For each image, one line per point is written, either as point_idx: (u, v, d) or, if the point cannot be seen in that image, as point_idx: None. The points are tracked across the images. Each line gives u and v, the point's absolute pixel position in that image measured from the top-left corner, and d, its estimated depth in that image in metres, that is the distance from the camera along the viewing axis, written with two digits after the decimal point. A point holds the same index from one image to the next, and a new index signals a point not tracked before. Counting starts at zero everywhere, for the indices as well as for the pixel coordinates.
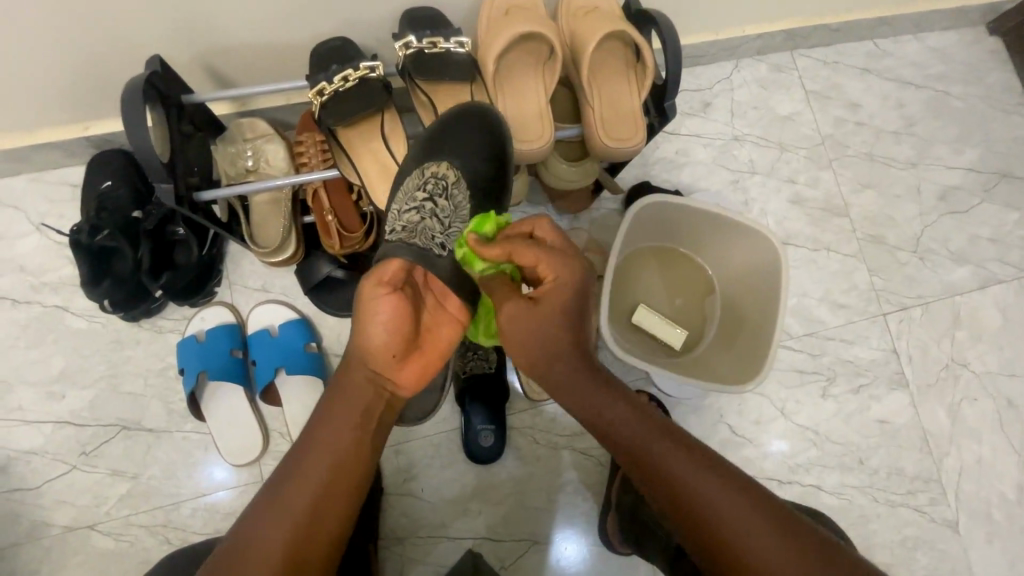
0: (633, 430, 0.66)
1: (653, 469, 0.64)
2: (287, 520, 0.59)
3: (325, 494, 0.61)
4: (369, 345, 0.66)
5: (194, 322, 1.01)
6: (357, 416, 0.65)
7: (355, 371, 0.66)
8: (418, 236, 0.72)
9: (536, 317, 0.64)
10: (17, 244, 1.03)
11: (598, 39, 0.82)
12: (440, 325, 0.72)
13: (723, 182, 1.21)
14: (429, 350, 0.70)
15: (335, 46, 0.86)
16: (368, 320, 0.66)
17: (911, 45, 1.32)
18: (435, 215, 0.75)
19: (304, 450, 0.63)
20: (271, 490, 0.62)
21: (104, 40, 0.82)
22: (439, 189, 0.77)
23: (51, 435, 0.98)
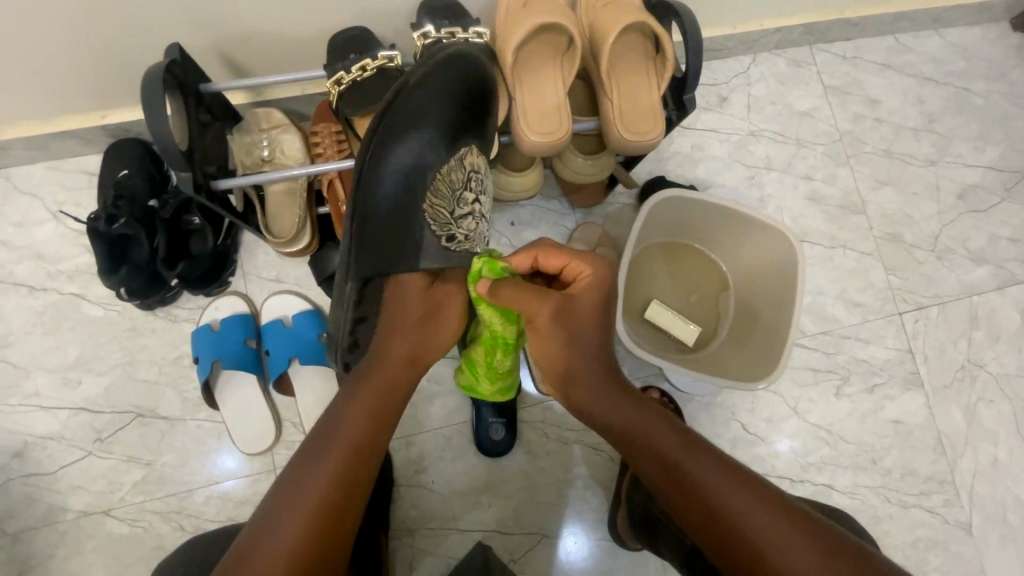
0: (662, 438, 0.67)
1: (675, 474, 0.66)
2: (316, 488, 0.61)
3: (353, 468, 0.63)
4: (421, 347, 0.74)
5: (209, 312, 1.02)
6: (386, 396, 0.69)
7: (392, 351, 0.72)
8: (478, 242, 0.82)
9: (575, 317, 0.69)
10: (34, 232, 1.04)
11: (619, 31, 0.80)
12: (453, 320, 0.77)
13: (739, 177, 1.20)
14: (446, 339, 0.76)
15: (353, 36, 0.86)
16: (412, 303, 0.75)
17: (933, 40, 1.30)
18: (482, 212, 0.84)
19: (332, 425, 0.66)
20: (301, 460, 0.63)
21: (123, 28, 0.82)
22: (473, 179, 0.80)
23: (67, 421, 0.99)
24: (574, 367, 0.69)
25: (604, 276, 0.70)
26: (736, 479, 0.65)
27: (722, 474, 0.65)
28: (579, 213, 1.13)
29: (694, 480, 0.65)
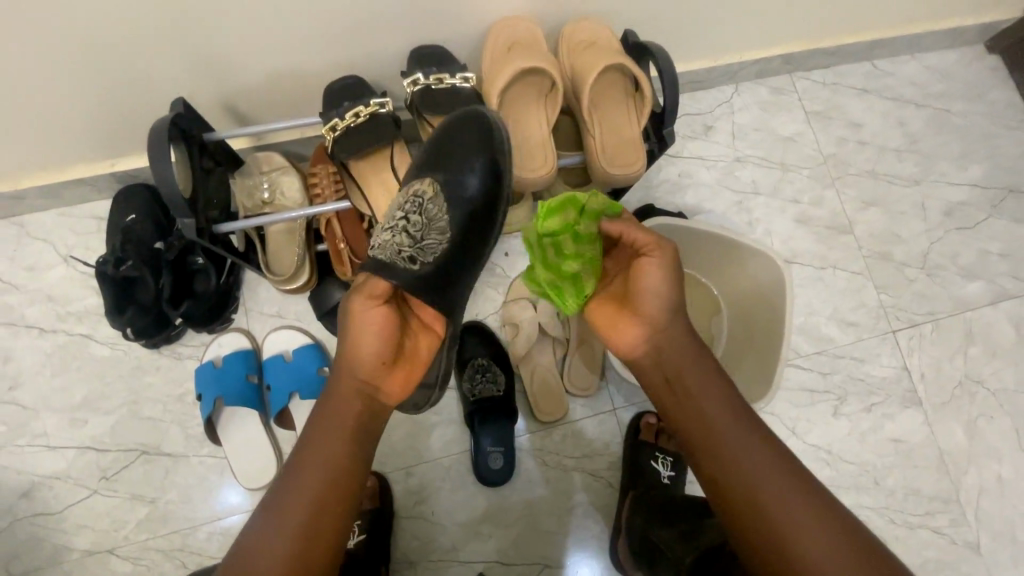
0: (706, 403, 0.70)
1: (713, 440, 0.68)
2: (285, 543, 0.61)
3: (314, 524, 0.62)
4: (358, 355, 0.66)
5: (212, 348, 1.04)
6: (347, 438, 0.65)
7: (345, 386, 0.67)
8: (386, 251, 0.71)
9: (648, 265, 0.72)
10: (45, 276, 1.08)
11: (598, 71, 0.85)
12: (419, 338, 0.73)
13: (727, 202, 1.23)
14: (415, 359, 0.71)
15: (347, 83, 0.91)
16: (355, 336, 0.66)
17: (910, 64, 1.34)
18: (407, 230, 0.73)
19: (290, 484, 0.63)
20: (262, 522, 0.62)
21: (133, 82, 0.88)
22: (416, 206, 0.75)
23: (74, 460, 1.01)
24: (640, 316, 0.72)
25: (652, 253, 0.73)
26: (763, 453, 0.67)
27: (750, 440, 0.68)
28: None
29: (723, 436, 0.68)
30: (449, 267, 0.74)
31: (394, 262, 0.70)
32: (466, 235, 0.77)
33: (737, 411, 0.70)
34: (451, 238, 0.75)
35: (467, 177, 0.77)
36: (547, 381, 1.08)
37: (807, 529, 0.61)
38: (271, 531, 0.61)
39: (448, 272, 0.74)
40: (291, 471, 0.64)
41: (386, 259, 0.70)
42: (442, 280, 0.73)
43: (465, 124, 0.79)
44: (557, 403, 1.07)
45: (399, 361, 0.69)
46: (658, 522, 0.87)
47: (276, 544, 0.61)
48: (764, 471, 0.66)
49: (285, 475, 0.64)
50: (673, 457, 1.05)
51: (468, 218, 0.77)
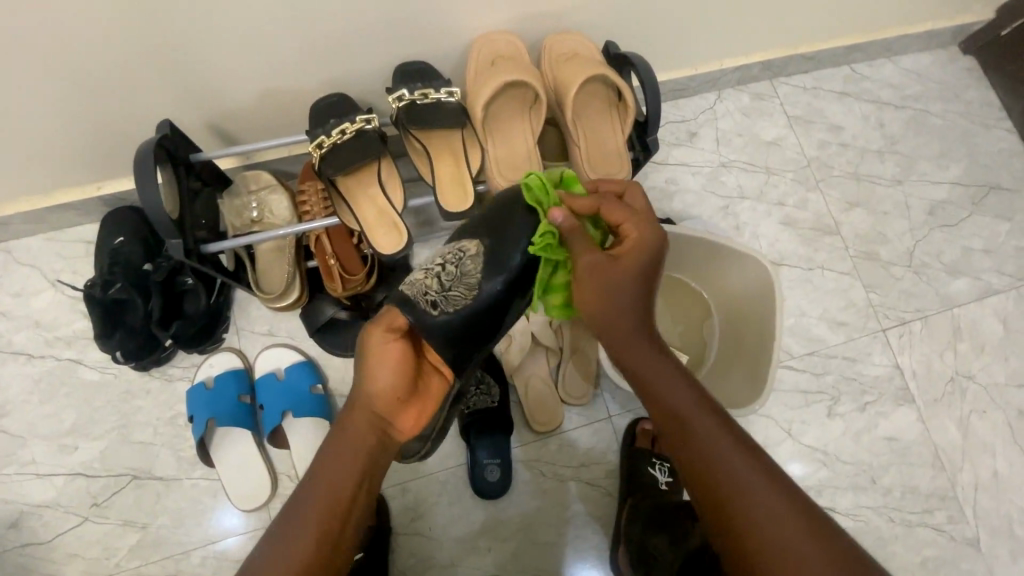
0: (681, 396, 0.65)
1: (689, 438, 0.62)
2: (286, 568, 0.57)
3: (315, 555, 0.58)
4: (374, 388, 0.66)
5: (203, 369, 1.04)
6: (356, 470, 0.63)
7: (358, 417, 0.65)
8: (414, 287, 0.72)
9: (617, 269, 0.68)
10: (33, 301, 1.07)
11: (581, 82, 0.86)
12: (429, 379, 0.73)
13: (714, 208, 1.24)
14: (427, 398, 0.71)
15: (332, 101, 0.91)
16: (371, 367, 0.67)
17: (887, 67, 1.37)
18: (439, 276, 0.73)
19: (294, 516, 0.60)
20: (261, 548, 0.59)
21: (118, 105, 0.88)
22: (454, 258, 0.75)
23: (64, 487, 1.00)
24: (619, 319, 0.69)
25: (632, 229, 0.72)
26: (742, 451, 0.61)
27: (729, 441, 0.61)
28: None
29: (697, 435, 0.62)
30: (469, 325, 0.73)
31: (416, 301, 0.71)
32: (497, 303, 0.74)
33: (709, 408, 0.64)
34: (477, 298, 0.73)
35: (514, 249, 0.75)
36: (542, 390, 1.08)
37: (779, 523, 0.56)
38: (269, 559, 0.57)
39: (466, 328, 0.73)
40: (296, 499, 0.61)
41: (410, 296, 0.72)
42: (459, 332, 0.72)
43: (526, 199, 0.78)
44: (552, 412, 1.07)
45: (412, 397, 0.69)
46: (653, 530, 0.89)
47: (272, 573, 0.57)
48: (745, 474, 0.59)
49: (289, 504, 0.61)
50: (670, 463, 1.04)
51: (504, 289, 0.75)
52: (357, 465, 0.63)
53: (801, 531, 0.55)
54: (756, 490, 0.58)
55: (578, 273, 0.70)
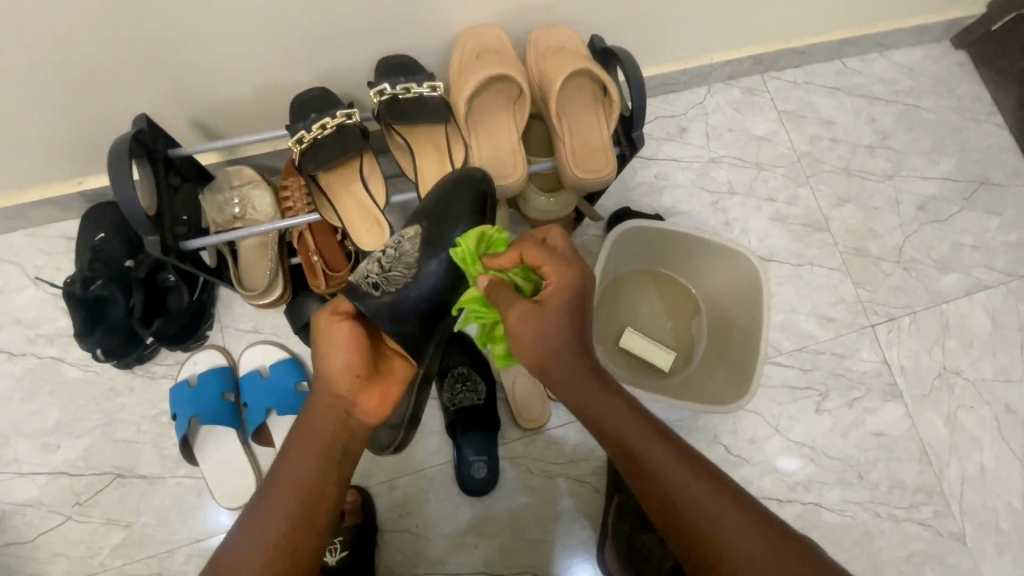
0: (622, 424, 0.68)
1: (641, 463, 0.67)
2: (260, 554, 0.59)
3: (289, 539, 0.60)
4: (329, 373, 0.66)
5: (187, 366, 1.03)
6: (323, 453, 0.63)
7: (320, 403, 0.65)
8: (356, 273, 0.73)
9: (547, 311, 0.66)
10: (14, 298, 1.06)
11: (565, 76, 0.85)
12: (391, 361, 0.72)
13: (703, 203, 1.24)
14: (390, 378, 0.71)
15: (314, 95, 0.90)
16: (324, 351, 0.66)
17: (879, 62, 1.36)
18: (380, 260, 0.74)
19: (262, 506, 0.62)
20: (234, 535, 0.61)
21: (95, 99, 0.86)
22: (394, 243, 0.76)
23: (46, 486, 0.99)
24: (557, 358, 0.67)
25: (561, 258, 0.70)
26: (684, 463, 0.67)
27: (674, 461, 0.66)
28: None
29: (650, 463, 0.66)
30: (413, 307, 0.73)
31: (358, 284, 0.72)
32: (439, 283, 0.75)
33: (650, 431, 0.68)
34: (418, 276, 0.74)
35: (453, 230, 0.77)
36: (529, 388, 1.07)
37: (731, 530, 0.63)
38: (242, 546, 0.60)
39: (411, 309, 0.72)
40: (266, 490, 0.63)
41: (353, 282, 0.72)
42: (407, 312, 0.72)
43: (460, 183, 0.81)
44: (539, 409, 1.07)
45: (374, 377, 0.69)
46: (640, 527, 0.90)
47: (247, 559, 0.59)
48: (715, 502, 0.64)
49: (261, 495, 0.63)
50: None
51: (445, 269, 0.76)
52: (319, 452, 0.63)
53: (758, 542, 0.62)
54: (711, 511, 0.64)
55: (514, 332, 0.67)
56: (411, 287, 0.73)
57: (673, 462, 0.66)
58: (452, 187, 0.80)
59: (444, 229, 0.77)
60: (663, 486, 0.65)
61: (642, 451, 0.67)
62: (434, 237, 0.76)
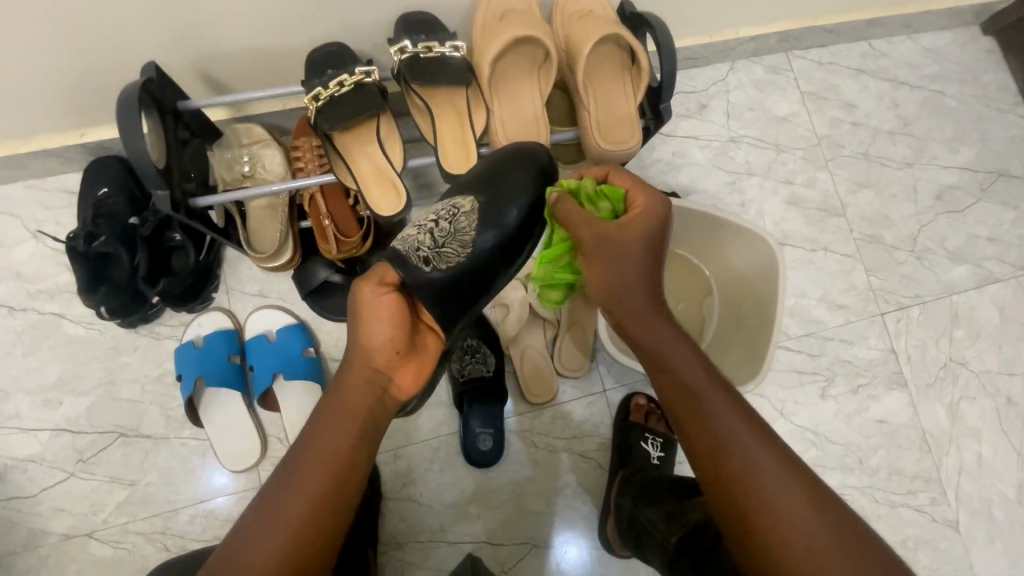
0: (682, 359, 0.63)
1: (691, 405, 0.61)
2: (283, 527, 0.56)
3: (313, 516, 0.57)
4: (370, 345, 0.64)
5: (193, 328, 1.01)
6: (356, 428, 0.61)
7: (356, 375, 0.63)
8: (407, 242, 0.71)
9: (616, 237, 0.67)
10: (13, 252, 1.03)
11: (594, 42, 0.82)
12: (426, 338, 0.71)
13: (720, 183, 1.22)
14: (425, 354, 0.70)
15: (331, 51, 0.86)
16: (365, 322, 0.64)
17: (906, 45, 1.32)
18: (432, 232, 0.72)
19: (289, 475, 0.59)
20: (252, 512, 0.58)
21: (100, 46, 0.82)
22: (449, 215, 0.75)
23: (48, 443, 0.98)
24: (619, 287, 0.66)
25: (656, 218, 0.69)
26: (741, 416, 0.60)
27: (732, 411, 0.60)
28: None
29: (706, 404, 0.60)
30: (464, 281, 0.72)
31: (408, 256, 0.69)
32: (490, 261, 0.74)
33: (711, 377, 0.62)
34: (470, 256, 0.73)
35: (509, 206, 0.76)
36: (538, 363, 1.06)
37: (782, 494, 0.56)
38: (264, 522, 0.56)
39: (461, 283, 0.72)
40: (293, 461, 0.60)
41: (402, 251, 0.69)
42: (453, 289, 0.71)
43: (517, 161, 0.79)
44: (547, 384, 1.06)
45: (411, 354, 0.67)
46: (644, 503, 0.88)
47: (270, 537, 0.56)
48: (764, 459, 0.57)
49: (286, 466, 0.60)
50: (662, 438, 1.05)
51: (500, 246, 0.75)
52: (352, 424, 0.61)
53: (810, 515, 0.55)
54: (764, 469, 0.57)
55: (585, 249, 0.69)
56: (462, 259, 0.72)
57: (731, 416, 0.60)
58: (512, 164, 0.79)
59: (500, 206, 0.76)
60: (713, 435, 0.59)
61: (699, 392, 0.61)
62: (491, 213, 0.76)
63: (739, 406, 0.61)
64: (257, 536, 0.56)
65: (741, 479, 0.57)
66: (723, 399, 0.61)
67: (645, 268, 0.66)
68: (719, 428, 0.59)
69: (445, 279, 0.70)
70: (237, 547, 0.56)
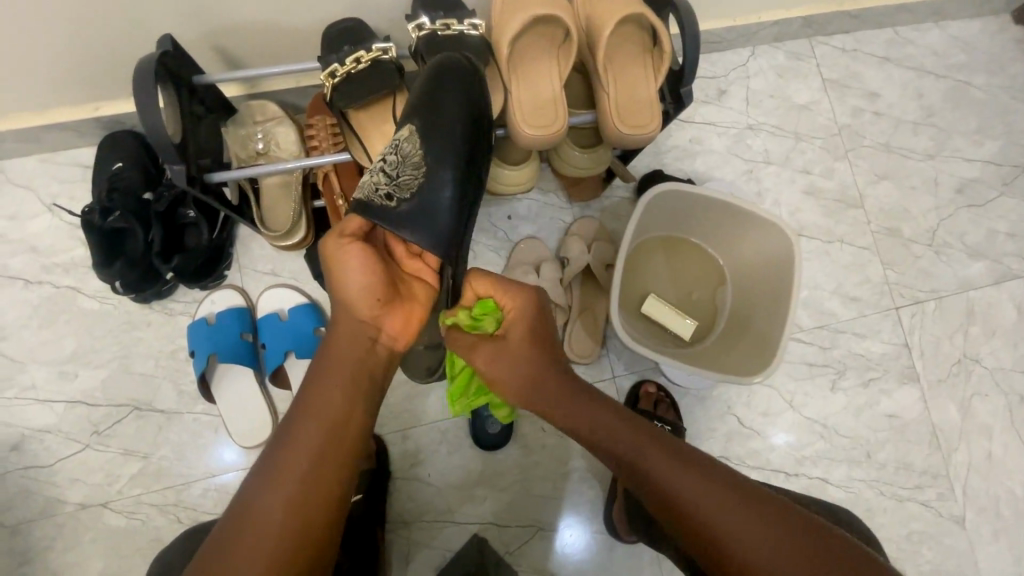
0: (617, 431, 0.67)
1: (643, 474, 0.65)
2: (290, 479, 0.60)
3: (315, 466, 0.61)
4: (351, 296, 0.70)
5: (206, 304, 1.02)
6: (350, 378, 0.67)
7: (344, 326, 0.69)
8: (364, 189, 0.72)
9: (505, 348, 0.74)
10: (29, 225, 1.03)
11: (615, 23, 0.80)
12: (410, 285, 0.78)
13: (737, 171, 1.20)
14: (411, 301, 0.77)
15: (347, 27, 0.85)
16: (341, 274, 0.70)
17: (933, 33, 1.29)
18: (384, 169, 0.71)
19: (292, 427, 0.63)
20: (258, 469, 0.61)
21: (116, 19, 0.81)
22: (393, 146, 0.73)
23: (64, 414, 1.00)
24: (537, 382, 0.72)
25: (524, 304, 0.76)
26: (685, 465, 0.65)
27: (673, 461, 0.65)
28: (574, 208, 1.14)
29: (649, 466, 0.65)
30: (423, 212, 0.70)
31: (371, 200, 0.70)
32: (449, 191, 0.71)
33: (648, 436, 0.67)
34: (427, 174, 0.71)
35: (447, 114, 0.72)
36: None
37: (747, 534, 0.60)
38: (272, 475, 0.60)
39: (427, 213, 0.70)
40: (293, 416, 0.64)
41: (364, 198, 0.71)
42: (423, 211, 0.70)
43: (445, 72, 0.74)
44: None
45: (395, 301, 0.74)
46: None
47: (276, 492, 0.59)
48: (722, 502, 0.62)
49: (288, 420, 0.64)
50: (670, 426, 1.04)
51: (454, 172, 0.72)
52: (345, 377, 0.67)
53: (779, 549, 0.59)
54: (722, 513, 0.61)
55: (484, 372, 0.76)
56: (414, 187, 0.70)
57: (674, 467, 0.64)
58: (441, 88, 0.73)
59: (439, 113, 0.72)
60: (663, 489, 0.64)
61: (637, 454, 0.66)
62: (439, 145, 0.72)
63: (680, 452, 0.66)
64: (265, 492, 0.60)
65: (706, 528, 0.62)
66: (663, 453, 0.66)
67: (541, 356, 0.73)
68: (674, 486, 0.64)
69: (412, 204, 0.70)
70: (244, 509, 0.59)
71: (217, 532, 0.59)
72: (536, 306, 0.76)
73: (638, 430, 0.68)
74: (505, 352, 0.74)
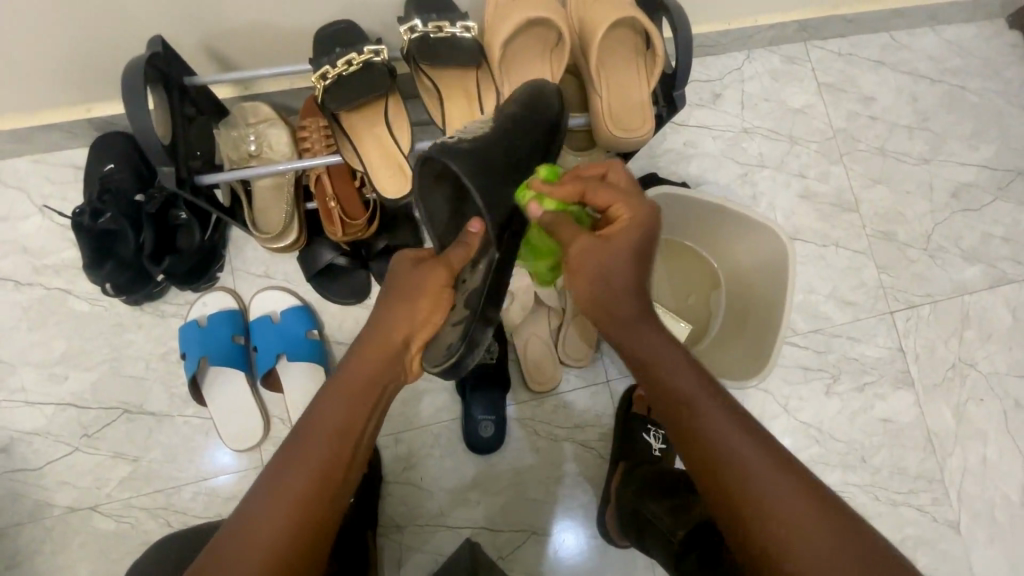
0: (685, 375, 0.65)
1: (700, 433, 0.62)
2: (295, 494, 0.58)
3: (323, 485, 0.59)
4: (403, 328, 0.66)
5: (197, 307, 1.01)
6: (354, 401, 0.63)
7: (384, 349, 0.65)
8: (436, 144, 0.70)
9: (610, 246, 0.66)
10: (20, 225, 1.03)
11: (607, 26, 0.80)
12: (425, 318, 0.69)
13: (732, 174, 1.20)
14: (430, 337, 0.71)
15: (340, 29, 0.85)
16: (409, 303, 0.66)
17: (928, 37, 1.29)
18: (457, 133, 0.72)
19: (303, 439, 0.61)
20: (265, 479, 0.59)
21: (108, 21, 0.81)
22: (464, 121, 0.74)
23: (53, 416, 0.99)
24: (610, 300, 0.66)
25: (649, 215, 0.66)
26: (750, 436, 0.62)
27: (739, 430, 0.62)
28: None
29: (710, 421, 0.62)
30: (494, 151, 0.69)
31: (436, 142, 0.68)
32: (521, 155, 0.72)
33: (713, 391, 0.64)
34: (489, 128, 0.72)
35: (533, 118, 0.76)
36: (540, 350, 1.06)
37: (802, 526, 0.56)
38: (278, 487, 0.58)
39: (489, 160, 0.68)
40: (307, 427, 0.62)
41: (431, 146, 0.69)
42: (504, 163, 0.70)
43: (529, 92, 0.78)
44: (551, 372, 1.06)
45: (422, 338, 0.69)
46: (649, 495, 0.88)
47: (264, 525, 0.57)
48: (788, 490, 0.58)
49: (300, 430, 0.62)
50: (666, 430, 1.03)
51: (532, 145, 0.74)
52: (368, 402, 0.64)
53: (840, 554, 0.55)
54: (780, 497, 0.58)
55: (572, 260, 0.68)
56: (493, 160, 0.69)
57: (747, 450, 0.60)
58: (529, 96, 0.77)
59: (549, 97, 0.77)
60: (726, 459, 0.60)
61: (702, 411, 0.63)
62: (510, 144, 0.72)
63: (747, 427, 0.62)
64: (268, 505, 0.58)
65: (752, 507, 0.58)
66: (732, 422, 0.62)
67: (634, 271, 0.65)
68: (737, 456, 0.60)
69: (478, 148, 0.68)
70: (228, 535, 0.57)
71: (220, 534, 0.57)
72: (653, 216, 0.67)
73: (710, 388, 0.65)
74: (590, 270, 0.66)
